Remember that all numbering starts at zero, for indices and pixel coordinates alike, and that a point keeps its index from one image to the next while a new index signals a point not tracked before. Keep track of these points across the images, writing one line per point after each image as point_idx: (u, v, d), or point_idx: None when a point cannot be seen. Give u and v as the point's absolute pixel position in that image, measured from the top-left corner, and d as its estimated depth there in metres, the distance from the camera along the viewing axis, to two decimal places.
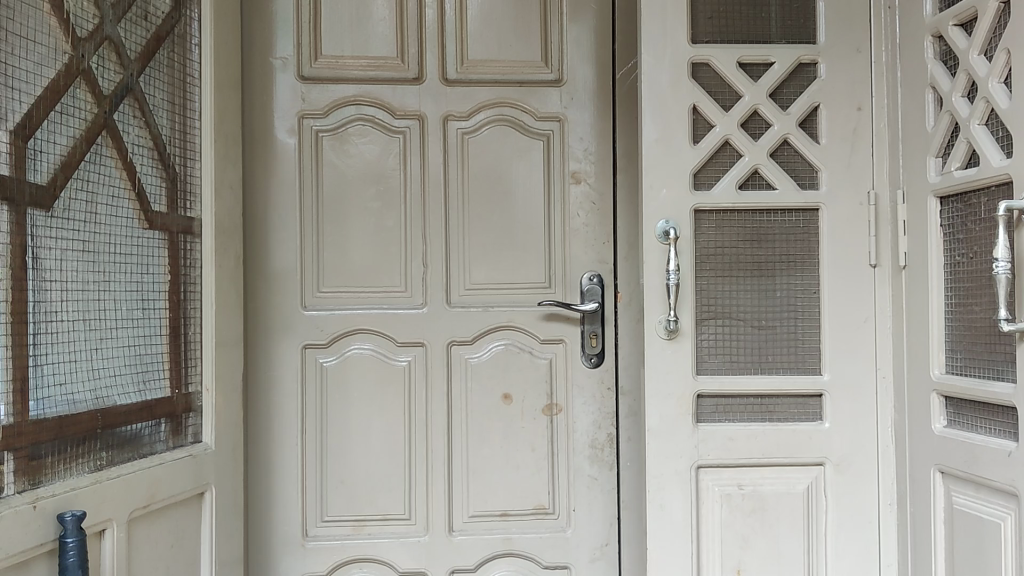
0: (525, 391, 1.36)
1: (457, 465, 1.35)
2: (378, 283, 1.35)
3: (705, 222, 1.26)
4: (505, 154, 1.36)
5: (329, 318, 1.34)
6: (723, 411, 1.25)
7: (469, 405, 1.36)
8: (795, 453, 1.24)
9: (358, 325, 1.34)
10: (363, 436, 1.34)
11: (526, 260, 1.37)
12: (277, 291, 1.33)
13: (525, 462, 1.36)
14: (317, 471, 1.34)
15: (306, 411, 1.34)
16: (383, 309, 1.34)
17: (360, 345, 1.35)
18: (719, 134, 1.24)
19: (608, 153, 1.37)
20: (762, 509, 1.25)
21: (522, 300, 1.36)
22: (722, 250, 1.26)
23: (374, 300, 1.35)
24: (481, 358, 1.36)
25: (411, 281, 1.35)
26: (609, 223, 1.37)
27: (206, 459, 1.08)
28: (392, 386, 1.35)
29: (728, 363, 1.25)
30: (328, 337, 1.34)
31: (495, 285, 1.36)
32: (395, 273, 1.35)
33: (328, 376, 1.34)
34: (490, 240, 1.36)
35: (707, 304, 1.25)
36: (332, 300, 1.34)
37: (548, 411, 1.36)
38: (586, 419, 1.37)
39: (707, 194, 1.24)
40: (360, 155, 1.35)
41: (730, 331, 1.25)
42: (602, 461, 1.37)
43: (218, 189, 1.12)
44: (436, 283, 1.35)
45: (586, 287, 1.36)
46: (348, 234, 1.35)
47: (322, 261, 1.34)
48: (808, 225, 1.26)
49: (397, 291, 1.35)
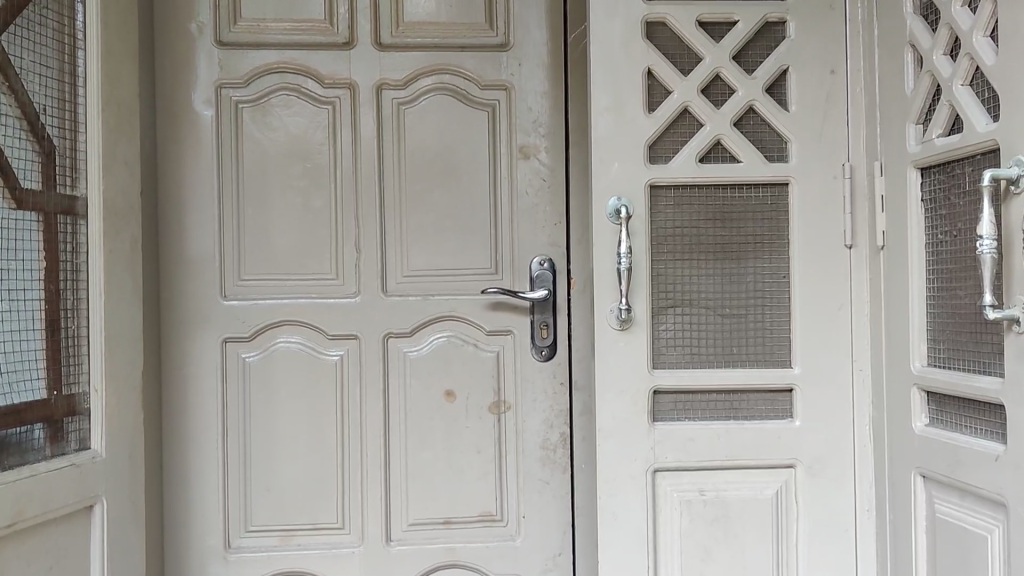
0: (470, 388, 1.24)
1: (395, 470, 1.23)
2: (306, 269, 1.23)
3: (663, 199, 1.13)
4: (445, 126, 1.24)
5: (251, 308, 1.22)
6: (683, 409, 1.13)
7: (408, 403, 1.23)
8: (762, 455, 1.12)
9: (284, 317, 1.22)
10: (291, 439, 1.22)
11: (470, 244, 1.24)
12: (194, 279, 1.21)
13: (470, 465, 1.24)
14: (241, 477, 1.22)
15: (228, 411, 1.22)
16: (312, 298, 1.22)
17: (287, 338, 1.22)
18: (677, 100, 1.11)
19: (560, 124, 1.25)
20: (726, 516, 1.12)
21: (466, 287, 1.24)
22: (682, 230, 1.13)
23: (302, 289, 1.23)
24: (421, 352, 1.24)
25: (343, 267, 1.23)
26: (562, 202, 1.25)
27: (95, 469, 0.96)
28: (322, 383, 1.22)
29: (689, 356, 1.13)
30: (251, 330, 1.22)
31: (436, 271, 1.24)
32: (325, 258, 1.23)
33: (251, 373, 1.22)
34: (429, 222, 1.24)
35: (666, 291, 1.12)
36: (255, 288, 1.22)
37: (495, 409, 1.24)
38: (537, 418, 1.24)
39: (664, 167, 1.11)
40: (285, 128, 1.23)
41: (691, 320, 1.13)
42: (556, 463, 1.24)
43: (109, 164, 0.99)
44: (370, 269, 1.23)
45: (536, 273, 1.24)
46: (272, 217, 1.22)
47: (244, 246, 1.22)
48: (778, 202, 1.14)
49: (327, 278, 1.23)
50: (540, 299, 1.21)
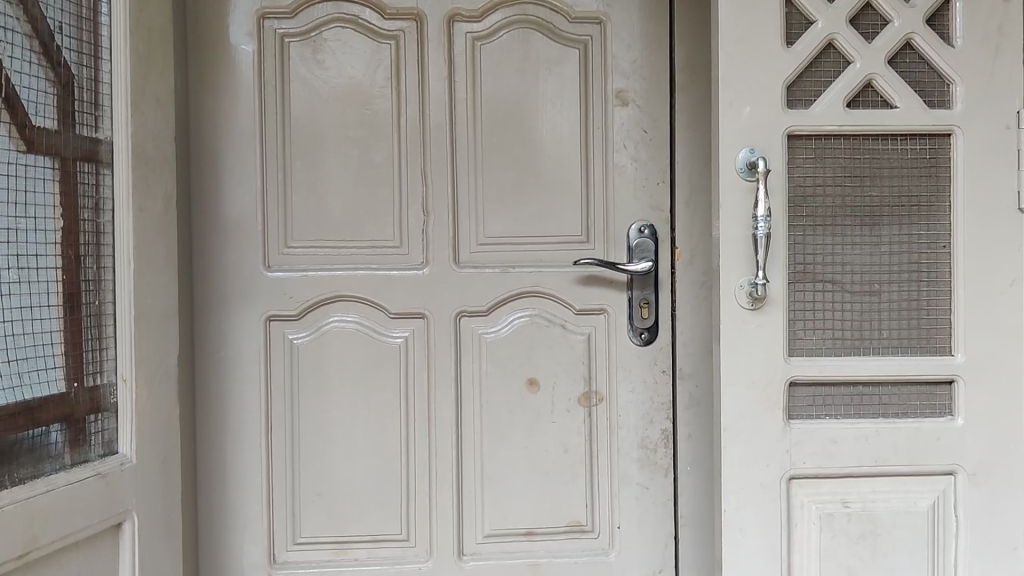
0: (556, 376, 1.05)
1: (468, 472, 1.05)
2: (364, 236, 1.04)
3: (802, 150, 0.94)
4: (528, 67, 1.05)
5: (299, 281, 1.02)
6: (823, 406, 0.95)
7: (483, 394, 1.05)
8: (918, 460, 0.94)
9: (339, 292, 1.03)
10: (346, 435, 1.04)
11: (557, 208, 1.05)
12: (232, 247, 1.02)
13: (556, 467, 1.05)
14: (287, 481, 1.04)
15: (272, 402, 1.03)
16: (371, 270, 1.03)
17: (342, 318, 1.03)
18: (822, 32, 0.92)
19: (663, 65, 1.05)
20: (873, 532, 0.94)
21: (552, 258, 1.05)
22: (823, 189, 0.94)
23: (360, 259, 1.04)
24: (500, 334, 1.05)
25: (408, 233, 1.04)
26: (665, 157, 1.05)
27: (124, 479, 0.78)
28: (384, 370, 1.04)
29: (829, 342, 0.94)
30: (299, 307, 1.03)
31: (517, 239, 1.05)
32: (387, 223, 1.04)
33: (299, 358, 1.03)
34: (510, 181, 1.05)
35: (803, 263, 0.94)
36: (304, 258, 1.03)
37: (586, 402, 1.05)
38: (635, 412, 1.06)
39: (804, 113, 0.92)
40: (340, 68, 1.03)
41: (831, 298, 0.94)
42: (657, 465, 1.06)
43: (138, 102, 0.80)
44: (440, 235, 1.04)
45: (634, 241, 1.05)
46: (324, 173, 1.03)
47: (290, 208, 1.03)
48: (937, 156, 0.95)
49: (390, 246, 1.04)
50: (643, 272, 1.02)
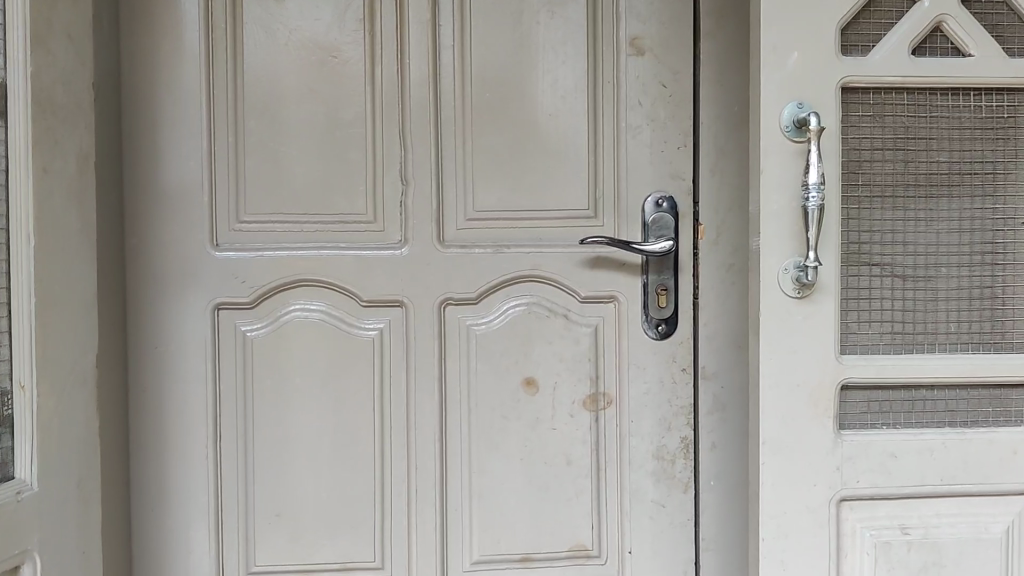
0: (557, 376, 0.89)
1: (454, 489, 0.89)
2: (331, 209, 0.87)
3: (859, 107, 0.78)
4: (526, 9, 0.88)
5: (254, 262, 0.86)
6: (878, 413, 0.79)
7: (473, 396, 0.89)
8: (991, 478, 0.78)
9: (301, 277, 0.86)
10: (310, 446, 0.88)
11: (560, 177, 0.89)
12: (173, 222, 0.86)
13: (558, 482, 0.90)
14: (239, 499, 0.88)
15: (220, 406, 0.87)
16: (339, 249, 0.87)
17: (305, 308, 0.87)
18: None
19: (685, 8, 0.89)
20: (936, 564, 0.79)
21: (553, 236, 0.89)
22: (883, 154, 0.79)
23: (326, 236, 0.87)
24: (492, 326, 0.89)
25: (383, 207, 0.88)
26: (687, 118, 0.89)
27: (21, 511, 0.62)
28: (354, 368, 0.88)
29: (887, 337, 0.79)
30: (253, 293, 0.86)
31: (512, 214, 0.89)
32: (358, 194, 0.87)
33: (254, 353, 0.87)
34: (503, 145, 0.88)
35: (858, 242, 0.79)
36: (259, 235, 0.87)
37: (592, 406, 0.90)
38: (649, 417, 0.90)
39: (862, 62, 0.76)
40: (301, 8, 0.87)
41: (891, 285, 0.79)
42: (674, 480, 0.90)
43: (41, 35, 0.64)
44: (420, 208, 0.88)
45: (650, 217, 0.89)
46: (284, 134, 0.86)
47: (243, 176, 0.87)
48: (1016, 115, 0.79)
49: (361, 221, 0.88)
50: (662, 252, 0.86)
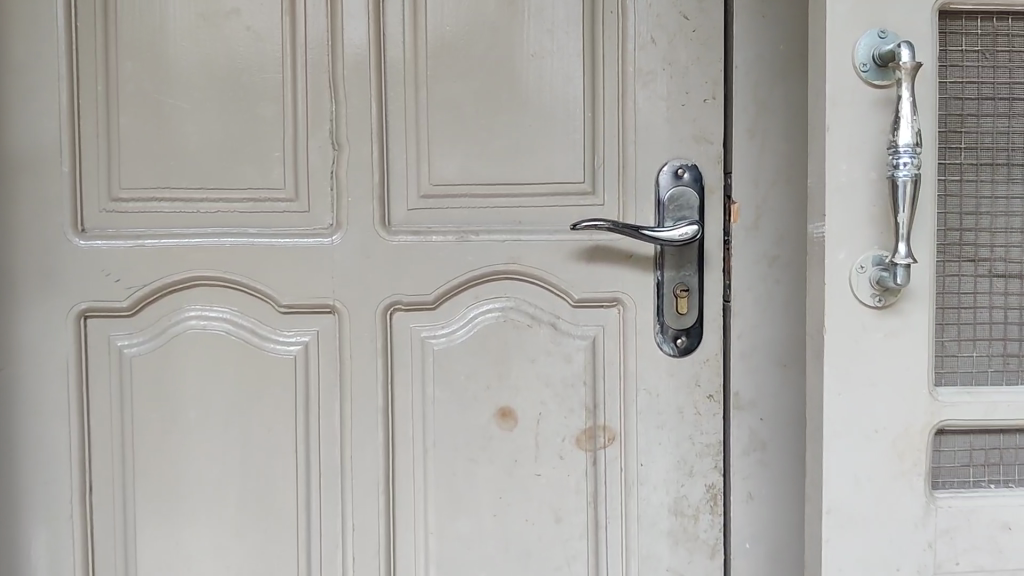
0: (543, 405, 0.67)
1: (405, 556, 0.67)
2: (238, 182, 0.65)
3: (962, 39, 0.55)
4: None
5: (132, 255, 0.64)
6: (984, 467, 0.57)
7: (430, 433, 0.67)
8: None
9: (198, 275, 0.64)
10: (212, 498, 0.66)
11: (546, 139, 0.67)
12: (23, 199, 0.64)
13: (543, 546, 0.68)
14: (118, 569, 0.66)
15: (92, 446, 0.65)
16: (248, 237, 0.65)
17: (203, 318, 0.65)
18: None
19: None
20: None
21: (538, 219, 0.67)
22: (995, 105, 0.56)
23: (232, 220, 0.65)
24: (455, 339, 0.67)
25: (308, 179, 0.65)
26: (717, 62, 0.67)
27: None
28: (271, 396, 0.66)
29: (999, 362, 0.57)
30: (132, 297, 0.64)
31: (483, 189, 0.67)
32: (274, 162, 0.65)
33: (135, 377, 0.65)
34: (469, 97, 0.66)
35: (959, 229, 0.56)
36: (141, 218, 0.65)
37: (588, 444, 0.67)
38: (664, 459, 0.68)
39: None
40: None
41: (1004, 289, 0.57)
42: (697, 541, 0.69)
43: None
44: (358, 182, 0.66)
45: (666, 193, 0.67)
46: (174, 82, 0.64)
47: (118, 137, 0.64)
48: None
49: (278, 199, 0.65)
50: (686, 242, 0.65)
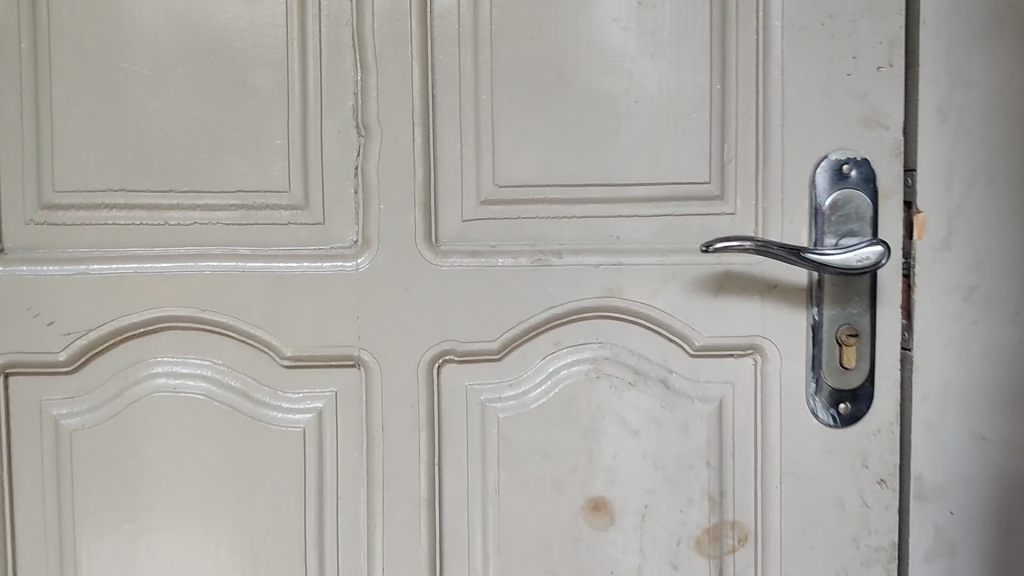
0: (650, 494, 0.48)
1: None
2: (221, 184, 0.45)
3: None
4: None
5: (71, 288, 0.45)
6: None
7: (494, 534, 0.48)
8: None
9: (166, 317, 0.45)
10: None
11: (656, 124, 0.48)
12: None
13: None
14: None
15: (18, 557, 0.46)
16: (235, 261, 0.45)
17: (172, 377, 0.45)
18: None
19: None
20: None
21: (646, 235, 0.48)
22: None
23: (213, 237, 0.45)
24: (528, 402, 0.48)
25: (322, 179, 0.46)
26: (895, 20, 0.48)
27: None
28: (269, 485, 0.47)
29: None
30: (71, 348, 0.45)
31: (569, 192, 0.47)
32: (273, 154, 0.46)
33: (78, 460, 0.46)
34: (550, 61, 0.47)
35: None
36: (83, 235, 0.45)
37: (712, 547, 0.49)
38: (818, 568, 0.49)
39: None
40: None
41: None
42: None
43: None
44: (394, 184, 0.46)
45: (826, 200, 0.48)
46: (129, 37, 0.44)
47: (48, 118, 0.44)
48: None
49: (279, 207, 0.46)
50: (865, 271, 0.45)
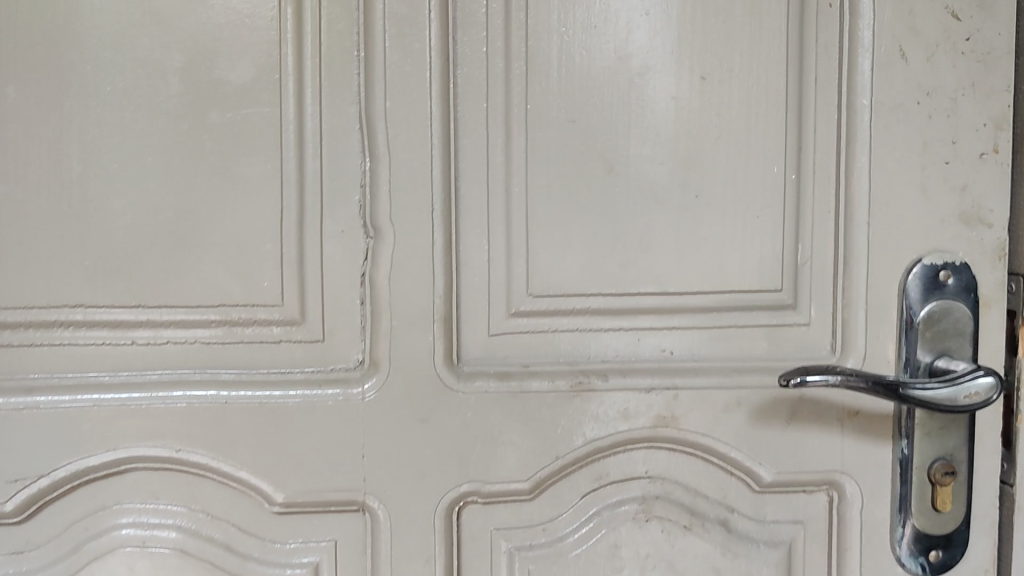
0: None
1: None
2: (201, 297, 0.37)
3: None
4: None
5: (17, 426, 0.37)
6: None
7: None
8: None
9: (134, 458, 0.37)
10: None
11: (721, 222, 0.40)
12: None
13: None
14: None
15: None
16: (216, 391, 0.37)
17: (142, 529, 0.38)
18: None
19: None
20: None
21: (707, 351, 0.41)
22: None
23: (190, 360, 0.38)
24: (570, 555, 0.41)
25: (323, 290, 0.38)
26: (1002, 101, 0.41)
27: None
28: None
29: None
30: (15, 497, 0.37)
31: (616, 302, 0.40)
32: (264, 261, 0.38)
33: None
34: (598, 148, 0.39)
35: None
36: (34, 360, 0.37)
37: None
38: None
39: None
40: None
41: None
42: None
43: None
44: (408, 297, 0.38)
45: (919, 311, 0.41)
46: (86, 120, 0.36)
47: None
48: None
49: (270, 323, 0.38)
50: (978, 407, 0.37)
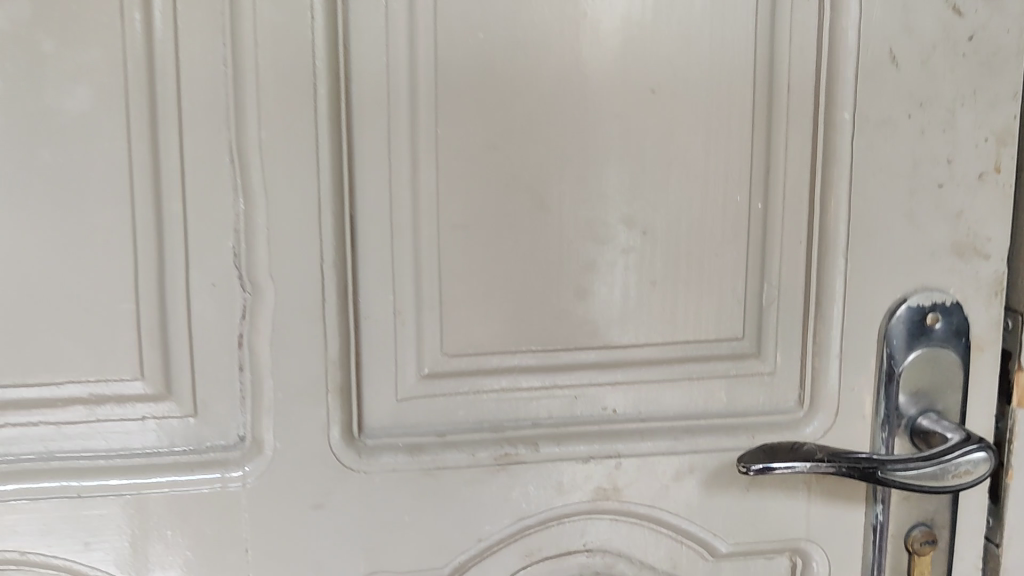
0: None
1: None
2: (42, 374, 0.31)
3: None
4: None
5: None
6: None
7: None
8: None
9: None
10: None
11: (672, 261, 0.34)
12: None
13: None
14: None
15: None
16: (70, 484, 0.32)
17: None
18: None
19: None
20: None
21: (659, 413, 0.35)
22: None
23: (33, 446, 0.31)
24: None
25: (192, 358, 0.32)
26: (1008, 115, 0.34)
27: None
28: None
29: None
30: None
31: (548, 357, 0.34)
32: (118, 326, 0.31)
33: None
34: (528, 176, 0.32)
35: None
36: None
37: None
38: None
39: None
40: None
41: None
42: None
43: None
44: (299, 365, 0.32)
45: (902, 359, 0.35)
46: None
47: None
48: None
49: (129, 399, 0.32)
50: (970, 487, 0.32)
